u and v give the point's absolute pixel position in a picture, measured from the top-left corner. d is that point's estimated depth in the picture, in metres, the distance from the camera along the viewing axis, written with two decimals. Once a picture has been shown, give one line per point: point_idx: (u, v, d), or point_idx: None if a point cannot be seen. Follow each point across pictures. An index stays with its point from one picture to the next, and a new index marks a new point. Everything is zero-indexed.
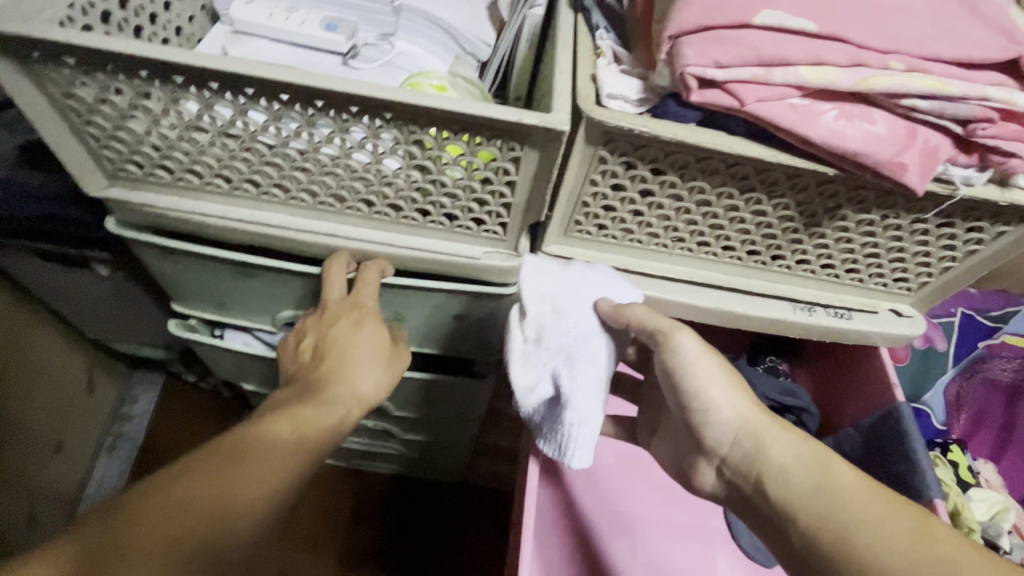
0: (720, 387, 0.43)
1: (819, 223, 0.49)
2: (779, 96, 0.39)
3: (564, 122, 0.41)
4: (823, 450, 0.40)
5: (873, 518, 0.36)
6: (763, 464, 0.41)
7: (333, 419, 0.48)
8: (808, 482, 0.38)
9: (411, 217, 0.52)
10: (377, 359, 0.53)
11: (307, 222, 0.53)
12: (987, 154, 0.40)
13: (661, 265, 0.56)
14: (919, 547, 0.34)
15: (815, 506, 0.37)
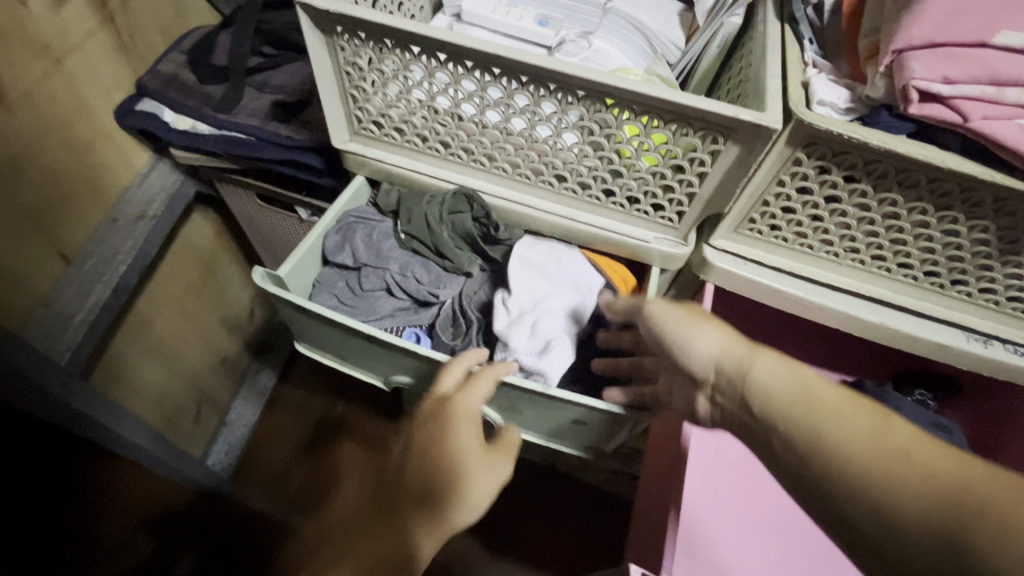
0: (697, 328, 0.47)
1: (1018, 251, 0.48)
2: (1008, 115, 0.40)
3: (776, 121, 0.44)
4: (798, 368, 0.42)
5: (835, 415, 0.38)
6: (746, 381, 0.43)
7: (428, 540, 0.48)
8: (779, 388, 0.41)
9: (596, 195, 0.58)
10: (478, 451, 0.52)
11: (501, 189, 0.61)
12: None
13: (827, 274, 0.57)
14: (873, 442, 0.36)
15: (782, 407, 0.40)
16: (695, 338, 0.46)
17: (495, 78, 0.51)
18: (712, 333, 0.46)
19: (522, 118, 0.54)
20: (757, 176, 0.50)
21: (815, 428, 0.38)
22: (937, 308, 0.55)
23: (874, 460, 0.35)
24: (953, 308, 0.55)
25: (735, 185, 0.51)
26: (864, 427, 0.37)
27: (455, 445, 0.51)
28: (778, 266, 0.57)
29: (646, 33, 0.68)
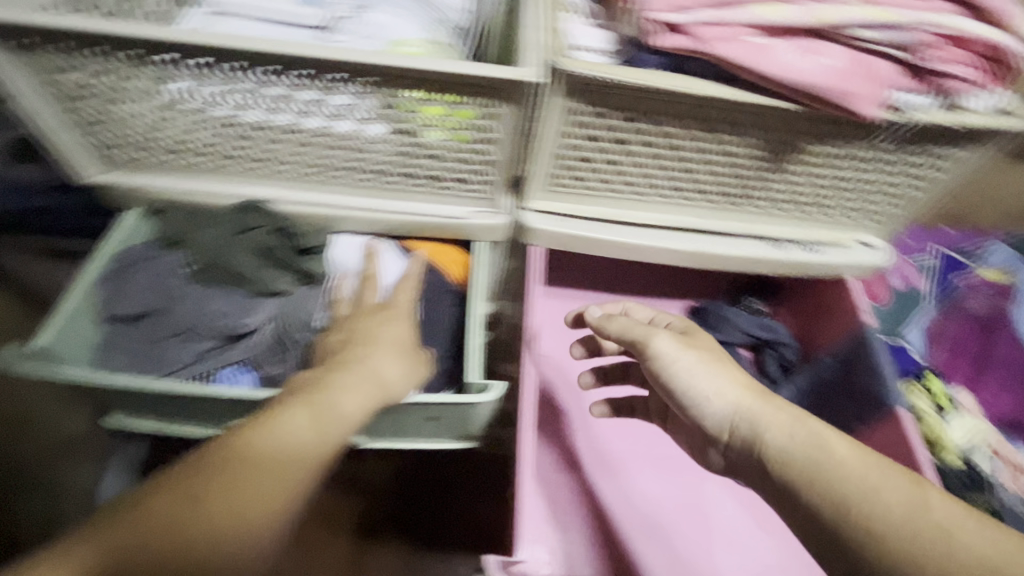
0: (711, 380, 0.46)
1: (785, 159, 0.52)
2: (739, 35, 0.41)
3: (535, 75, 0.44)
4: (817, 429, 0.42)
5: (865, 488, 0.39)
6: (762, 446, 0.42)
7: (342, 407, 0.45)
8: (802, 457, 0.41)
9: (400, 180, 0.55)
10: (397, 347, 0.51)
11: (300, 193, 0.56)
12: (936, 81, 0.42)
13: (639, 213, 0.58)
14: (908, 516, 0.37)
15: (797, 471, 0.40)
16: (705, 393, 0.46)
17: (240, 73, 0.45)
18: (717, 380, 0.46)
19: (289, 112, 0.48)
20: (543, 132, 0.49)
21: (843, 499, 0.38)
22: (737, 224, 0.59)
23: (912, 531, 0.36)
24: (750, 221, 0.59)
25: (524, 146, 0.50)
26: (895, 502, 0.38)
27: (371, 328, 0.51)
28: (594, 215, 0.58)
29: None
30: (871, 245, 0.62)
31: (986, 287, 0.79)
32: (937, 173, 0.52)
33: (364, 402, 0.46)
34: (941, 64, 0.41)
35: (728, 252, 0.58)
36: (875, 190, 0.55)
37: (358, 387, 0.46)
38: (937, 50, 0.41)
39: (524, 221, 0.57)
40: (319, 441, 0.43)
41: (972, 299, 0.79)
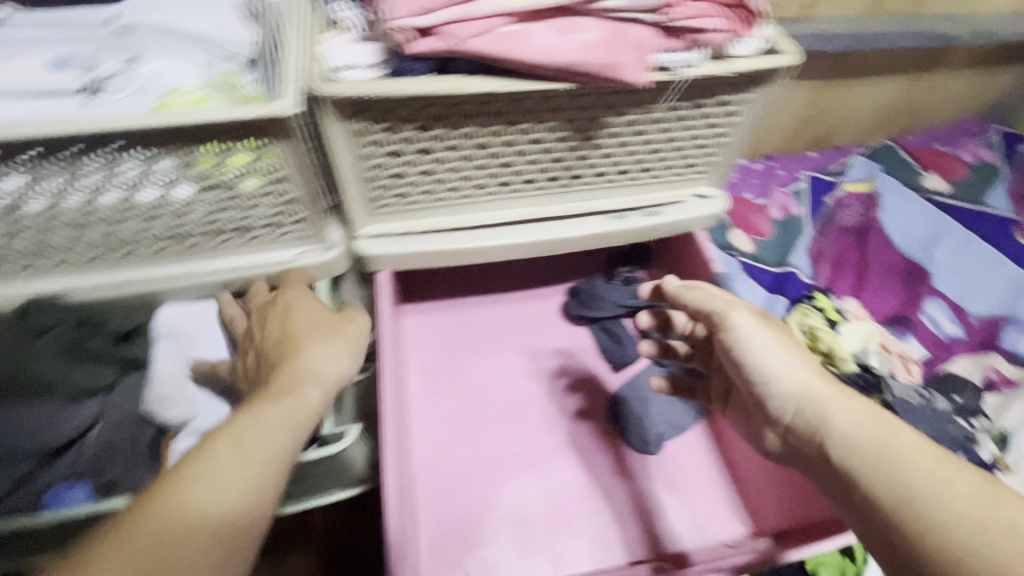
0: (780, 361, 0.46)
1: (593, 135, 0.52)
2: (490, 27, 0.40)
3: (288, 108, 0.41)
4: (890, 417, 0.40)
5: (930, 479, 0.36)
6: (827, 432, 0.41)
7: (272, 416, 0.38)
8: (862, 439, 0.39)
9: (208, 239, 0.51)
10: (337, 345, 0.47)
11: (102, 275, 0.52)
12: (690, 36, 0.43)
13: (474, 214, 0.58)
14: (979, 503, 0.35)
15: (859, 451, 0.39)
16: (783, 374, 0.45)
17: None
18: (792, 363, 0.46)
19: (41, 198, 0.43)
20: (338, 155, 0.47)
21: (913, 487, 0.36)
22: (573, 204, 0.60)
23: (983, 521, 0.34)
24: (585, 198, 0.60)
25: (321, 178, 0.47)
26: (965, 483, 0.36)
27: (299, 321, 0.48)
28: (430, 226, 0.57)
29: (192, 36, 0.57)
30: (707, 196, 0.64)
31: (850, 202, 1.33)
32: (736, 117, 0.55)
33: (296, 406, 0.40)
34: (687, 19, 0.42)
35: (568, 234, 0.60)
36: (689, 145, 0.57)
37: (284, 392, 0.41)
38: (679, 8, 0.42)
39: (359, 249, 0.55)
40: (252, 462, 0.36)
41: (847, 213, 1.32)
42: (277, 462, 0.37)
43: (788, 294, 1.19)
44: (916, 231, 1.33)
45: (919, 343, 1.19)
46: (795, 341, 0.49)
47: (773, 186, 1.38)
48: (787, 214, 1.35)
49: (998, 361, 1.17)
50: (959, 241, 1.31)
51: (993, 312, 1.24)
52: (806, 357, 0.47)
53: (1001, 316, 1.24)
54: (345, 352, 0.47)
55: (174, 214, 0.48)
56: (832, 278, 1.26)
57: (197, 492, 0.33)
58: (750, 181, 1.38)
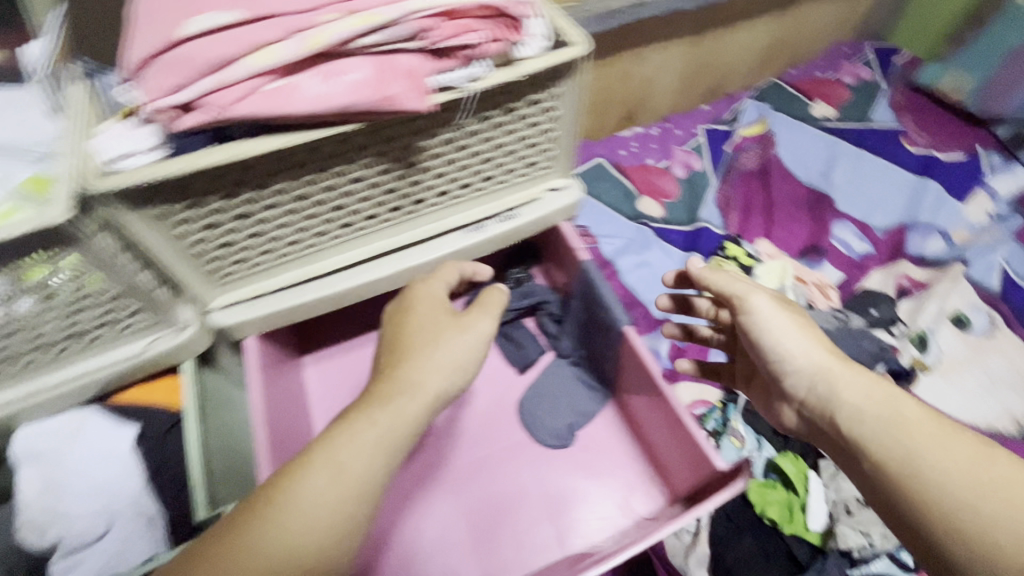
0: (791, 339, 0.69)
1: (414, 161, 0.53)
2: (248, 90, 0.42)
3: (60, 213, 0.46)
4: (892, 395, 0.63)
5: (930, 451, 0.57)
6: (835, 400, 0.65)
7: (363, 444, 0.53)
8: (868, 408, 0.62)
9: (71, 343, 0.60)
10: (441, 364, 0.58)
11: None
12: (463, 52, 0.45)
13: (331, 257, 0.61)
14: (975, 468, 0.56)
15: (863, 421, 0.62)
16: (791, 353, 0.69)
17: None
18: (803, 345, 0.69)
19: None
20: (157, 240, 0.49)
21: (916, 454, 0.57)
22: (425, 227, 0.62)
23: (943, 466, 0.56)
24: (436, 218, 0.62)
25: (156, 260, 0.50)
26: (962, 456, 0.57)
27: (411, 333, 0.60)
28: (285, 282, 0.60)
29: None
30: (561, 187, 0.66)
31: (747, 147, 1.40)
32: (554, 110, 0.55)
33: (384, 433, 0.54)
34: (449, 38, 0.44)
35: (424, 258, 0.63)
36: (519, 148, 0.58)
37: (382, 415, 0.55)
38: (438, 30, 0.43)
39: (218, 318, 0.58)
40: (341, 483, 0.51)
41: (747, 158, 1.39)
42: (358, 482, 0.52)
43: (704, 248, 1.23)
44: (813, 160, 1.39)
45: (834, 267, 1.23)
46: (806, 324, 0.71)
47: (673, 147, 1.42)
48: (690, 171, 1.38)
49: (908, 265, 1.23)
50: (853, 161, 1.38)
51: (897, 219, 1.30)
52: (816, 336, 0.70)
53: (903, 223, 1.29)
54: (449, 368, 0.58)
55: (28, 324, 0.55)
56: (743, 222, 1.30)
57: (310, 493, 0.51)
58: (650, 147, 1.42)
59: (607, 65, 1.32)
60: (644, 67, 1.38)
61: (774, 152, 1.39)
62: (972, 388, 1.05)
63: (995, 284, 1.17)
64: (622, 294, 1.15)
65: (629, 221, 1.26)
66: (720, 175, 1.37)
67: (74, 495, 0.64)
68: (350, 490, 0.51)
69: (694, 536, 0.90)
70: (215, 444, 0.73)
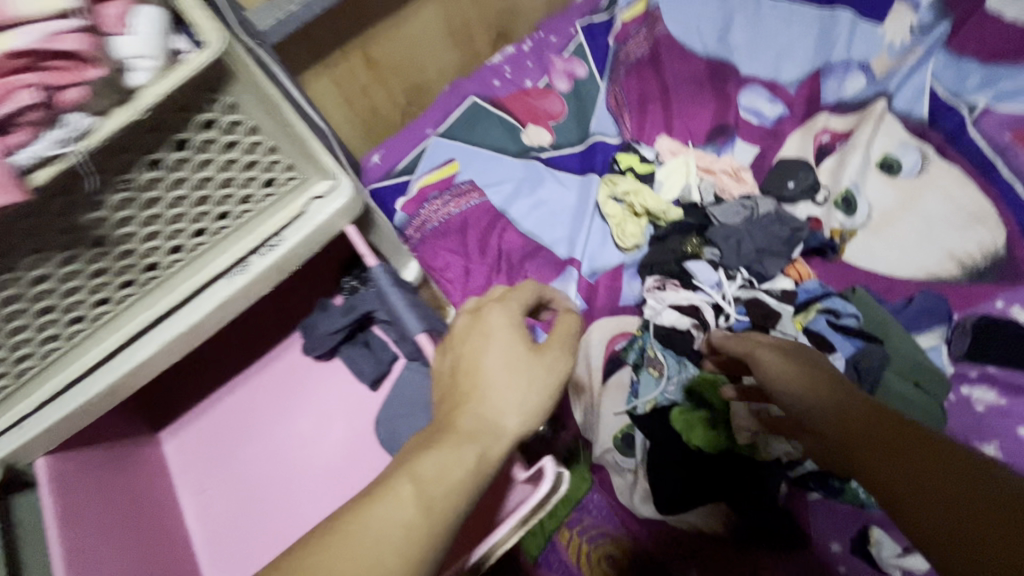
0: (782, 378, 0.71)
1: (81, 241, 0.45)
2: None
3: None
4: (872, 415, 0.63)
5: (911, 467, 0.56)
6: (826, 428, 0.66)
7: (457, 477, 0.51)
8: (850, 429, 0.63)
9: None
10: (518, 397, 0.57)
11: None
12: (18, 119, 0.37)
13: (60, 374, 0.52)
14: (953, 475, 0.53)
15: (869, 448, 0.60)
16: (796, 388, 0.69)
17: None
18: (793, 381, 0.70)
19: None
20: None
21: (888, 473, 0.57)
22: (181, 289, 0.53)
23: (924, 488, 0.54)
24: (190, 277, 0.53)
25: None
26: (926, 462, 0.55)
27: (484, 365, 0.59)
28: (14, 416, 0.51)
29: None
30: (323, 193, 0.56)
31: (631, 33, 1.24)
32: (249, 121, 0.48)
33: (477, 466, 0.52)
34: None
35: (187, 322, 0.54)
36: (228, 172, 0.49)
37: (467, 450, 0.53)
38: None
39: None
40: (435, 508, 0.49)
41: (633, 45, 1.23)
42: (451, 508, 0.50)
43: (599, 164, 1.13)
44: (709, 21, 1.20)
45: (746, 143, 1.11)
46: (813, 365, 0.71)
47: (550, 57, 1.27)
48: (574, 80, 1.24)
49: (827, 118, 1.09)
50: (752, 11, 1.19)
51: (808, 67, 1.13)
52: (815, 372, 0.70)
53: (817, 69, 1.13)
54: (526, 408, 0.57)
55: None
56: (639, 122, 1.16)
57: (405, 511, 0.48)
58: (525, 66, 1.27)
59: None
60: None
61: (662, 27, 1.21)
62: (908, 239, 0.94)
63: (923, 113, 1.03)
64: (521, 243, 1.07)
65: (516, 159, 1.15)
66: (607, 75, 1.23)
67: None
68: (443, 518, 0.49)
69: (634, 472, 0.89)
70: None
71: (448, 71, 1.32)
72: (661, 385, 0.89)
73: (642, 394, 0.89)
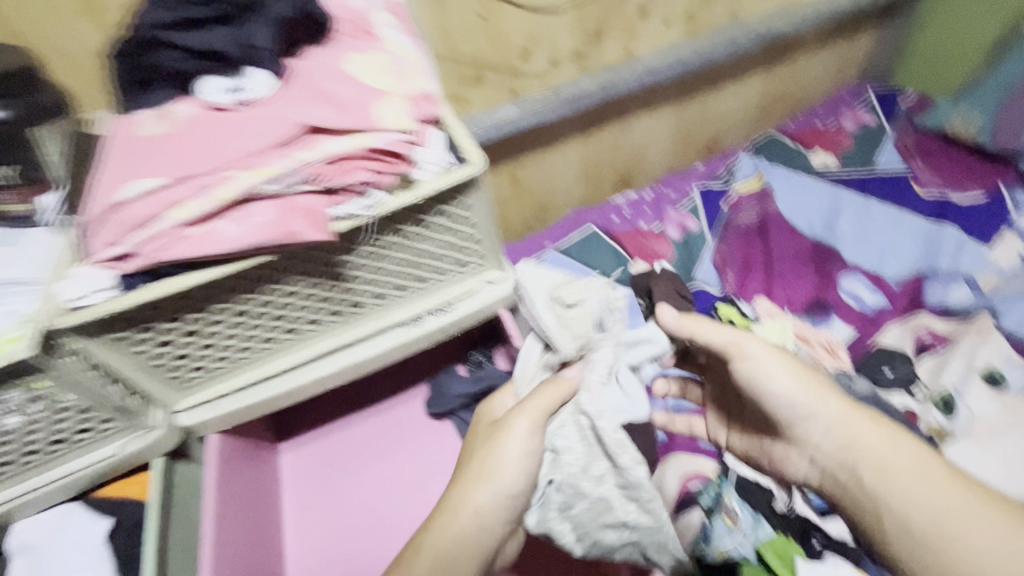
0: (779, 377, 0.66)
1: (334, 275, 0.59)
2: (174, 237, 0.48)
3: (26, 351, 0.47)
4: (867, 427, 0.63)
5: (877, 448, 0.62)
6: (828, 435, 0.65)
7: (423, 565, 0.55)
8: (853, 441, 0.63)
9: (29, 461, 0.57)
10: (490, 483, 0.58)
11: None
12: (352, 188, 0.51)
13: (275, 361, 0.64)
14: (889, 451, 0.61)
15: (891, 475, 0.60)
16: (787, 459, 0.73)
17: None
18: (789, 380, 0.66)
19: None
20: (124, 367, 0.55)
21: (872, 454, 0.62)
22: (369, 325, 0.65)
23: (890, 465, 0.61)
24: (382, 316, 0.66)
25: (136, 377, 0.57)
26: (902, 457, 0.60)
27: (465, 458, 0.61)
28: (230, 388, 0.63)
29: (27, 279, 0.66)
30: (495, 279, 0.69)
31: (745, 204, 1.38)
32: (468, 218, 0.61)
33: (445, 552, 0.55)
34: (336, 180, 0.49)
35: (369, 351, 0.65)
36: (440, 249, 0.63)
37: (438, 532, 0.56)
38: (324, 173, 0.49)
39: (186, 421, 0.62)
40: None
41: (747, 217, 1.37)
42: None
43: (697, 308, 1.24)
44: (815, 212, 1.35)
45: (843, 322, 1.17)
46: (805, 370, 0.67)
47: (667, 208, 1.43)
48: (685, 231, 1.38)
49: (928, 319, 1.13)
50: (860, 210, 1.32)
51: (911, 268, 1.22)
52: (803, 373, 0.67)
53: (919, 272, 1.21)
54: (499, 489, 0.58)
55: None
56: (741, 282, 1.27)
57: None
58: (643, 209, 1.45)
59: (592, 136, 1.40)
60: (630, 135, 1.45)
61: (772, 206, 1.36)
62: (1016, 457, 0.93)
63: None
64: None
65: None
66: (717, 233, 1.36)
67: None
68: None
69: None
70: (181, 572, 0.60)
71: (573, 200, 1.52)
72: (558, 509, 0.62)
73: (713, 545, 0.86)
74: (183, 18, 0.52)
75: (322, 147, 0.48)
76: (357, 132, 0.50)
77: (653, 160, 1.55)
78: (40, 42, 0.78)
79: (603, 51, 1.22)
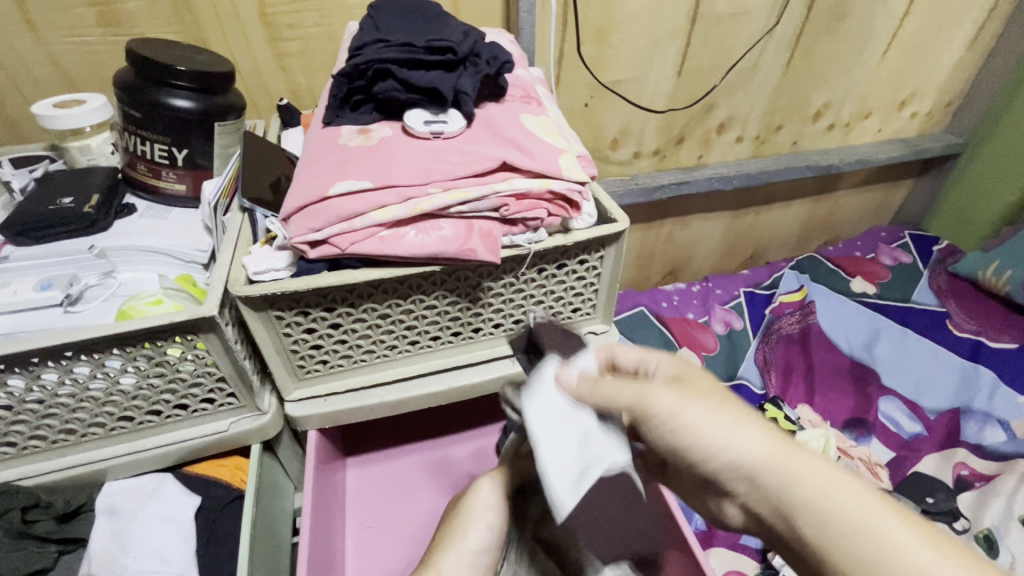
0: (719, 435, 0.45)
1: (474, 297, 0.63)
2: (369, 235, 0.54)
3: (212, 309, 0.52)
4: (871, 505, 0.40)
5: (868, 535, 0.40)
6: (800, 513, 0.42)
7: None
8: (853, 525, 0.40)
9: (150, 420, 0.58)
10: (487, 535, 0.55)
11: (79, 455, 0.58)
12: (526, 222, 0.57)
13: (391, 369, 0.66)
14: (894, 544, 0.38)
15: (840, 535, 0.39)
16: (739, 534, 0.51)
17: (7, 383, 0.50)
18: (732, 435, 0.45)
19: (40, 389, 0.52)
20: (267, 344, 0.58)
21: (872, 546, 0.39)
22: (482, 351, 0.69)
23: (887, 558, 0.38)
24: (495, 345, 0.70)
25: (273, 356, 0.59)
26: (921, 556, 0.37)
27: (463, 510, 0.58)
28: (345, 387, 0.65)
29: (165, 251, 0.69)
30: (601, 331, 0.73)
31: (789, 312, 1.45)
32: (599, 270, 0.67)
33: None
34: (518, 213, 0.56)
35: (478, 377, 0.68)
36: (567, 294, 0.68)
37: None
38: (510, 205, 0.55)
39: (296, 411, 0.63)
40: None
41: (789, 324, 1.43)
42: None
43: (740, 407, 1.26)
44: (856, 332, 1.42)
45: (883, 444, 1.19)
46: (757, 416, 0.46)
47: (714, 304, 1.50)
48: (730, 328, 1.44)
49: (966, 454, 1.16)
50: (898, 338, 1.39)
51: (949, 403, 1.26)
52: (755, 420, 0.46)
53: (957, 407, 1.25)
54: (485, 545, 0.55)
55: (61, 406, 0.54)
56: (783, 386, 1.30)
57: None
58: (691, 302, 1.51)
59: (653, 228, 1.50)
60: (687, 231, 1.55)
61: (814, 320, 1.42)
62: None
63: None
64: None
65: None
66: (761, 335, 1.42)
67: (135, 559, 0.55)
68: None
69: None
70: (260, 568, 0.59)
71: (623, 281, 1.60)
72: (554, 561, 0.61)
73: None
74: (410, 54, 0.59)
75: (515, 183, 0.55)
76: (544, 177, 0.57)
77: (703, 257, 1.65)
78: (224, 51, 0.88)
79: (680, 154, 1.35)
